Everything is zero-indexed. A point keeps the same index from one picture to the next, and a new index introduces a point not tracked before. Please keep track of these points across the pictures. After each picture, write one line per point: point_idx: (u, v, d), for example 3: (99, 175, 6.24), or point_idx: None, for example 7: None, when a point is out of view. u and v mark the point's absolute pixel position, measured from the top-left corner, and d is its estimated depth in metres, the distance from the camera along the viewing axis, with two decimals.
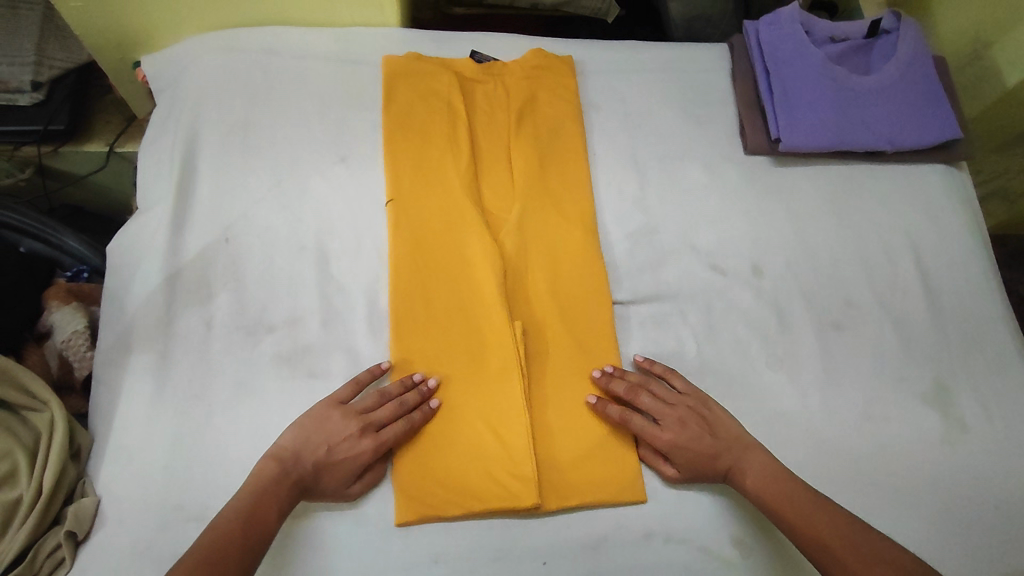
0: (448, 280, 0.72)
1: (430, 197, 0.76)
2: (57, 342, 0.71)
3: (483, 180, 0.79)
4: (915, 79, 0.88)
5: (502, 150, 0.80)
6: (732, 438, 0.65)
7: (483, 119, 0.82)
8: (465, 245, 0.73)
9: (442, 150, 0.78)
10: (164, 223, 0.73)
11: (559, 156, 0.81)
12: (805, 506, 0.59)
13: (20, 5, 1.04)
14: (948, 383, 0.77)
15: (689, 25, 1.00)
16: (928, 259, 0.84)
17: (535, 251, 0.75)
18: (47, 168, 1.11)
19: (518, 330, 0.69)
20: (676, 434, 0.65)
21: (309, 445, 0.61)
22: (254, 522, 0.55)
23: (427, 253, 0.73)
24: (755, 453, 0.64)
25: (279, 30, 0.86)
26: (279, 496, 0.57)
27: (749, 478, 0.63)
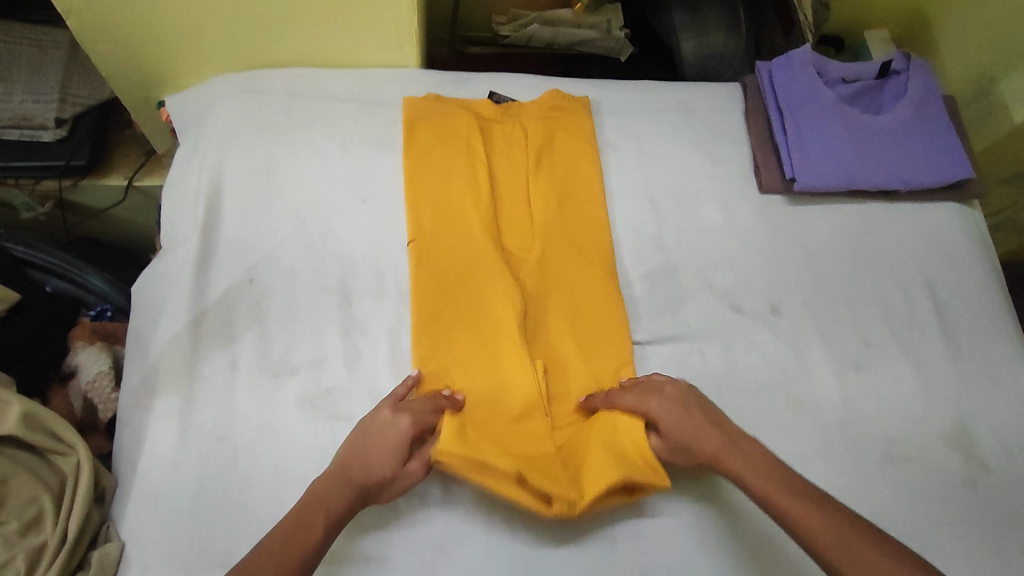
0: (470, 318, 0.73)
1: (451, 235, 0.77)
2: (81, 383, 0.73)
3: (503, 220, 0.80)
4: (926, 118, 0.89)
5: (520, 191, 0.82)
6: (721, 436, 0.62)
7: (501, 161, 0.84)
8: (485, 284, 0.74)
9: (462, 193, 0.79)
10: (189, 264, 0.74)
11: (577, 196, 0.82)
12: (799, 504, 0.55)
13: (48, 43, 1.07)
14: (969, 424, 0.77)
15: (701, 64, 1.02)
16: (944, 298, 0.84)
17: (553, 290, 0.76)
18: (66, 202, 1.12)
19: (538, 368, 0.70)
20: (673, 427, 0.63)
21: (354, 453, 0.60)
22: (296, 545, 0.54)
23: (449, 293, 0.74)
24: (746, 446, 0.61)
25: (301, 71, 0.88)
26: (332, 513, 0.56)
27: (742, 474, 0.59)
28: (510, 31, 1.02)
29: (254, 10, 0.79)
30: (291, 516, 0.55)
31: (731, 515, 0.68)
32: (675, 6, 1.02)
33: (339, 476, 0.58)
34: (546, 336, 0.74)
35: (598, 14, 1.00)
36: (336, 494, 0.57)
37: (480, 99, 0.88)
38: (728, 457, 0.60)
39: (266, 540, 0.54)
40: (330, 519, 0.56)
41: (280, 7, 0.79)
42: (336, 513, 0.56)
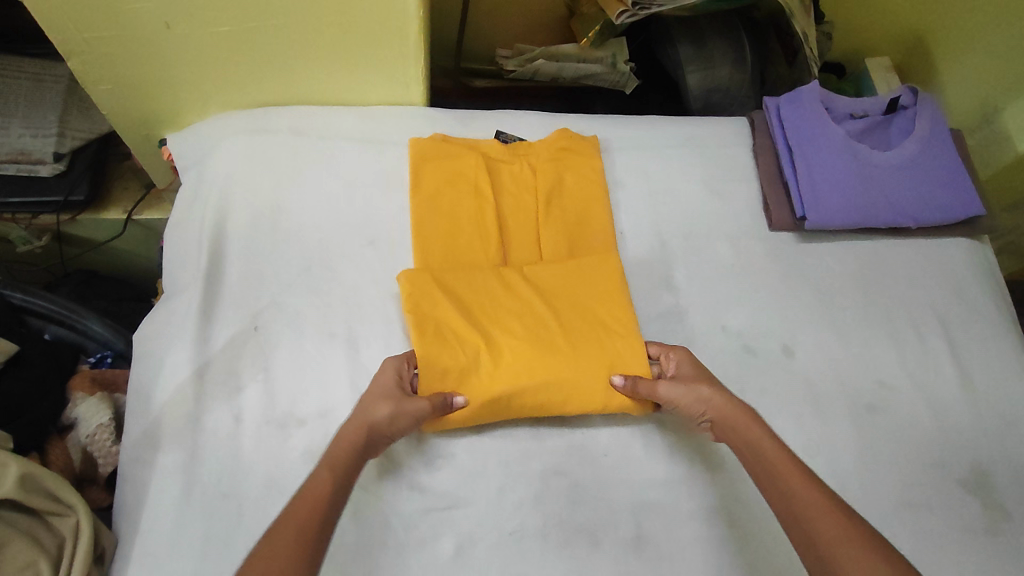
0: (482, 372, 0.70)
1: (452, 247, 0.79)
2: (81, 436, 0.71)
3: (507, 240, 0.81)
4: (935, 154, 0.88)
5: (526, 219, 0.82)
6: (752, 422, 0.62)
7: (510, 210, 0.82)
8: (496, 342, 0.72)
9: (472, 245, 0.79)
10: (193, 312, 0.73)
11: (587, 246, 0.82)
12: (811, 496, 0.54)
13: (46, 77, 1.04)
14: (987, 468, 0.76)
15: (706, 97, 1.01)
16: (958, 336, 0.83)
17: (567, 342, 0.73)
18: (64, 235, 1.10)
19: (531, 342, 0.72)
20: (682, 393, 0.67)
21: (365, 401, 0.63)
22: (308, 493, 0.54)
23: (457, 346, 0.71)
24: (766, 439, 0.60)
25: (305, 108, 0.87)
26: (343, 459, 0.58)
27: (762, 454, 0.59)
28: (515, 65, 1.01)
29: (258, 50, 0.78)
30: (317, 470, 0.56)
31: (745, 567, 0.67)
32: (681, 39, 1.00)
33: (357, 418, 0.61)
34: (561, 391, 0.70)
35: (603, 48, 0.99)
36: (350, 435, 0.60)
37: (489, 139, 0.87)
38: (757, 438, 0.61)
39: (296, 492, 0.54)
40: (335, 467, 0.57)
41: (284, 48, 0.78)
42: (346, 460, 0.58)
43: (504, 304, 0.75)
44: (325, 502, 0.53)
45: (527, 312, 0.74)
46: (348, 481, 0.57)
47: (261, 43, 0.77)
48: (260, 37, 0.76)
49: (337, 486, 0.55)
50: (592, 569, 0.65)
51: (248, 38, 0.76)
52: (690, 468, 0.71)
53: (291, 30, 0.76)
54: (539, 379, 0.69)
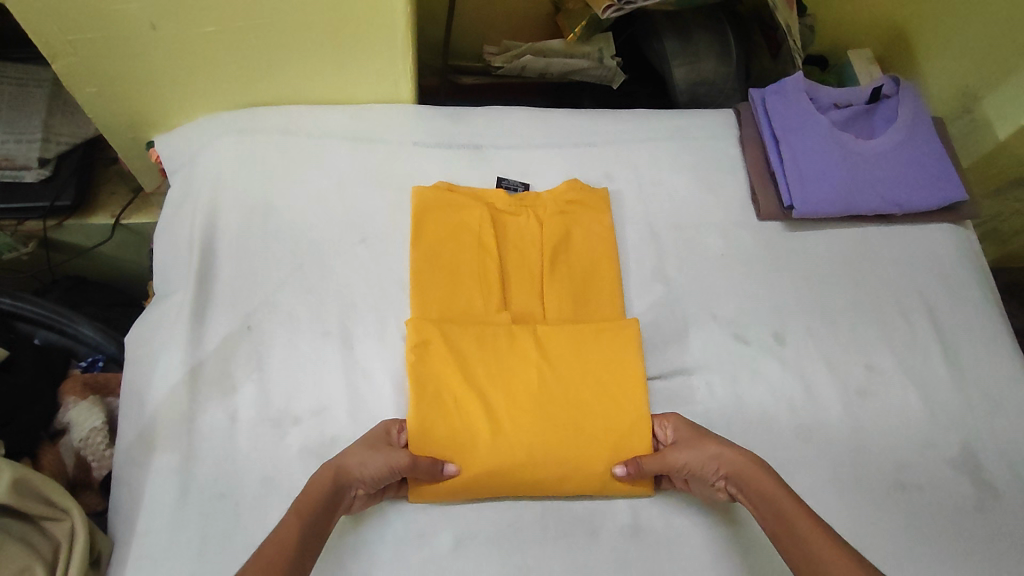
0: (479, 440, 0.67)
1: (452, 295, 0.76)
2: (73, 440, 0.70)
3: (510, 287, 0.78)
4: (918, 141, 0.90)
5: (530, 265, 0.79)
6: (786, 495, 0.60)
7: (515, 265, 0.79)
8: (495, 406, 0.69)
9: (474, 300, 0.76)
10: (185, 313, 0.73)
11: (594, 299, 0.79)
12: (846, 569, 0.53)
13: (29, 81, 1.03)
14: (976, 449, 0.77)
15: (693, 90, 1.02)
16: (945, 320, 0.85)
17: (567, 409, 0.70)
18: (51, 241, 1.09)
19: (531, 409, 0.69)
20: (696, 452, 0.65)
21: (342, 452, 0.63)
22: (277, 543, 0.54)
23: (450, 410, 0.68)
24: (806, 516, 0.58)
25: (294, 108, 0.87)
26: (311, 509, 0.58)
27: (788, 520, 0.58)
28: (503, 62, 1.01)
29: (244, 50, 0.78)
30: (285, 520, 0.56)
31: (741, 554, 0.67)
32: (666, 34, 1.00)
33: (327, 465, 0.61)
34: (559, 457, 0.67)
35: (591, 43, 0.99)
36: (318, 487, 0.59)
37: (491, 187, 0.85)
38: (776, 500, 0.60)
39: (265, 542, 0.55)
40: (302, 517, 0.57)
41: (271, 48, 0.78)
42: (314, 508, 0.58)
43: (505, 361, 0.71)
44: (289, 557, 0.54)
45: (534, 377, 0.71)
46: (313, 529, 0.57)
47: (248, 43, 0.77)
48: (246, 36, 0.76)
49: (305, 540, 0.56)
50: (589, 556, 0.66)
51: (235, 39, 0.76)
52: None
53: (278, 28, 0.75)
54: (535, 452, 0.67)
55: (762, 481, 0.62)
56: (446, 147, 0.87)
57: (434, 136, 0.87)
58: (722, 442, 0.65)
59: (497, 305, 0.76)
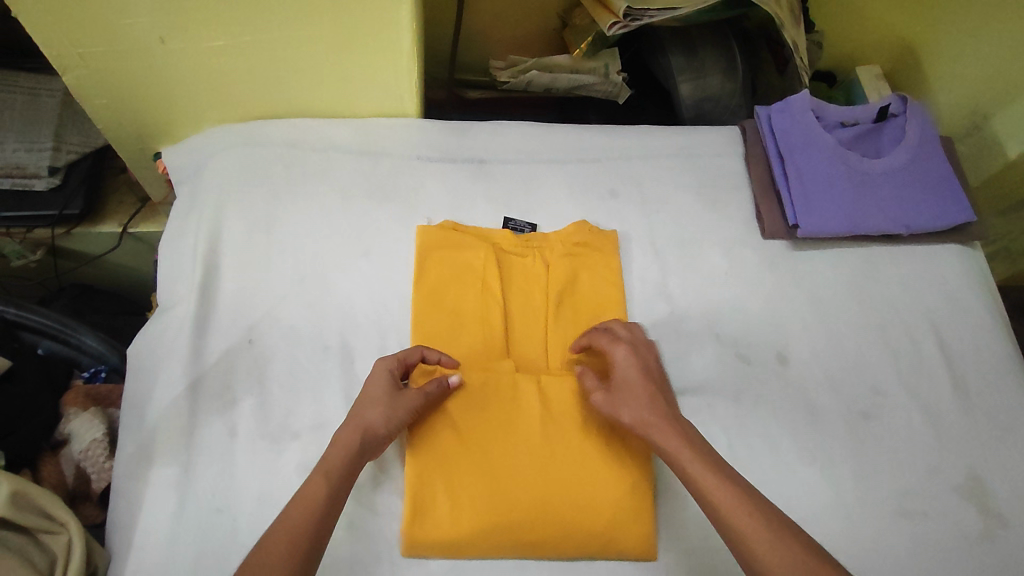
0: (475, 496, 0.67)
1: (454, 341, 0.75)
2: (73, 451, 0.71)
3: (513, 333, 0.77)
4: (926, 161, 0.89)
5: (535, 311, 0.78)
6: (687, 451, 0.61)
7: (518, 311, 0.78)
8: (493, 462, 0.68)
9: (476, 346, 0.75)
10: (187, 326, 0.73)
11: (600, 343, 0.77)
12: (751, 525, 0.55)
13: (42, 91, 1.04)
14: (983, 475, 0.76)
15: (699, 107, 1.02)
16: (952, 343, 0.84)
17: (566, 465, 0.69)
18: (59, 248, 1.10)
19: (530, 464, 0.68)
20: (607, 415, 0.67)
21: (361, 407, 0.65)
22: (303, 499, 0.58)
23: (448, 465, 0.68)
24: (705, 469, 0.59)
25: (299, 121, 0.87)
26: (340, 464, 0.61)
27: (692, 480, 0.59)
28: (509, 76, 1.02)
29: (251, 64, 0.79)
30: (314, 477, 0.59)
31: None
32: (672, 49, 1.00)
33: (349, 424, 0.64)
34: (556, 515, 0.66)
35: (597, 58, 1.00)
36: (344, 446, 0.62)
37: (498, 228, 0.84)
38: (678, 456, 0.61)
39: (292, 501, 0.58)
40: (330, 474, 0.60)
41: (278, 61, 0.79)
42: (342, 464, 0.61)
43: (505, 414, 0.70)
44: (320, 509, 0.57)
45: (532, 428, 0.70)
46: (343, 484, 0.60)
47: (255, 57, 0.78)
48: (253, 50, 0.77)
49: (334, 493, 0.59)
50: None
51: (241, 53, 0.77)
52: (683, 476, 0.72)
53: (283, 42, 0.76)
54: (531, 511, 0.66)
55: (662, 441, 0.62)
56: (450, 161, 0.87)
57: (438, 151, 0.87)
58: (631, 403, 0.66)
59: (500, 353, 0.75)
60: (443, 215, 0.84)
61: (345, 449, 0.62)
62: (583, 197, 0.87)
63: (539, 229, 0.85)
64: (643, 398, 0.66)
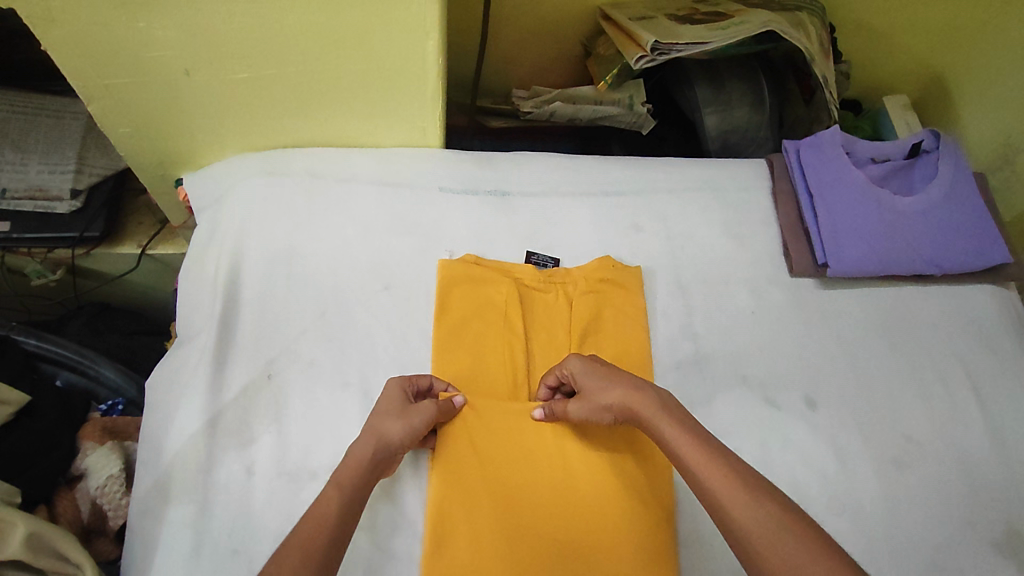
0: (497, 533, 0.65)
1: (475, 377, 0.74)
2: (90, 487, 0.70)
3: (535, 369, 0.75)
4: (960, 199, 0.87)
5: (557, 348, 0.77)
6: (665, 420, 0.61)
7: (540, 347, 0.77)
8: (514, 498, 0.67)
9: (498, 380, 0.74)
10: (206, 359, 0.72)
11: None
12: (727, 489, 0.54)
13: (66, 113, 1.04)
14: (1021, 529, 0.73)
15: (724, 138, 1.00)
16: (987, 389, 0.81)
17: (588, 502, 0.67)
18: (80, 269, 1.10)
19: (552, 501, 0.67)
20: (587, 410, 0.66)
21: (375, 417, 0.64)
22: (316, 510, 0.56)
23: (469, 499, 0.66)
24: (673, 427, 0.60)
25: (322, 151, 0.86)
26: (353, 477, 0.59)
27: (669, 447, 0.59)
28: (533, 106, 1.00)
29: (276, 95, 0.78)
30: (326, 489, 0.58)
31: None
32: (699, 82, 0.99)
33: (366, 435, 0.62)
34: (578, 553, 0.65)
35: (621, 89, 0.99)
36: (359, 457, 0.61)
37: (521, 262, 0.82)
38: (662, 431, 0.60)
39: (307, 511, 0.57)
40: (343, 486, 0.59)
41: (303, 93, 0.78)
42: (356, 479, 0.60)
43: (527, 448, 0.69)
44: (333, 525, 0.56)
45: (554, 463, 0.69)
46: (354, 494, 0.59)
47: (281, 89, 0.77)
48: (279, 83, 0.76)
49: (346, 509, 0.57)
50: None
51: (267, 84, 0.76)
52: (710, 527, 0.70)
53: (309, 74, 0.75)
54: (552, 548, 0.65)
55: (643, 409, 0.62)
56: (473, 193, 0.86)
57: (461, 182, 0.87)
58: (602, 388, 0.65)
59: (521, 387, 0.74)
60: (465, 248, 0.83)
61: (358, 458, 0.61)
62: (607, 232, 0.86)
63: (562, 264, 0.84)
64: (609, 381, 0.66)
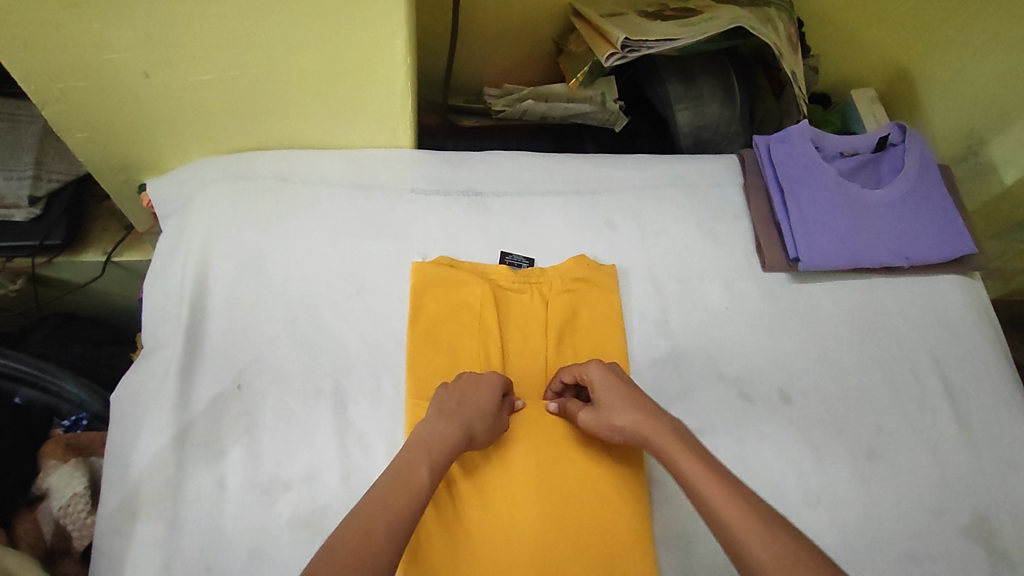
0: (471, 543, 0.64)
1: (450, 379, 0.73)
2: (53, 507, 0.68)
3: (512, 370, 0.75)
4: (926, 191, 0.88)
5: (533, 347, 0.76)
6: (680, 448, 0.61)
7: (517, 348, 0.76)
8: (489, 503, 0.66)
9: None
10: (173, 370, 0.70)
11: None
12: (738, 517, 0.54)
13: (21, 117, 1.00)
14: (989, 514, 0.75)
15: (696, 135, 1.01)
16: (953, 375, 0.83)
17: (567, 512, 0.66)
18: (41, 277, 1.06)
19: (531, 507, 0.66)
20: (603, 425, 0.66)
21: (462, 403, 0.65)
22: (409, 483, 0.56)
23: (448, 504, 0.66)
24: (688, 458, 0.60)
25: (289, 154, 0.84)
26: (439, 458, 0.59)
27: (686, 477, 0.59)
28: (505, 105, 1.00)
29: (240, 97, 0.76)
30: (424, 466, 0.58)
31: None
32: (670, 78, 0.99)
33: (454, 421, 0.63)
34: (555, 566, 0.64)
35: (593, 87, 0.98)
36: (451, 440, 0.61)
37: (495, 263, 0.82)
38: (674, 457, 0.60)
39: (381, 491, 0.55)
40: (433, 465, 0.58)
41: (271, 94, 0.76)
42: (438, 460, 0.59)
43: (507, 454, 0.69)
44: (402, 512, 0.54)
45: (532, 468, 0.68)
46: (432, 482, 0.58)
47: (249, 90, 0.75)
48: (244, 84, 0.74)
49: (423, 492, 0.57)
50: None
51: (230, 86, 0.74)
52: (687, 522, 0.70)
53: (274, 75, 0.73)
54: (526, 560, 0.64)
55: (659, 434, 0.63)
56: (445, 194, 0.85)
57: (432, 182, 0.85)
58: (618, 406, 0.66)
59: None
60: (439, 251, 0.82)
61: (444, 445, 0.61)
62: (582, 230, 0.86)
63: (537, 263, 0.83)
64: (624, 401, 0.66)
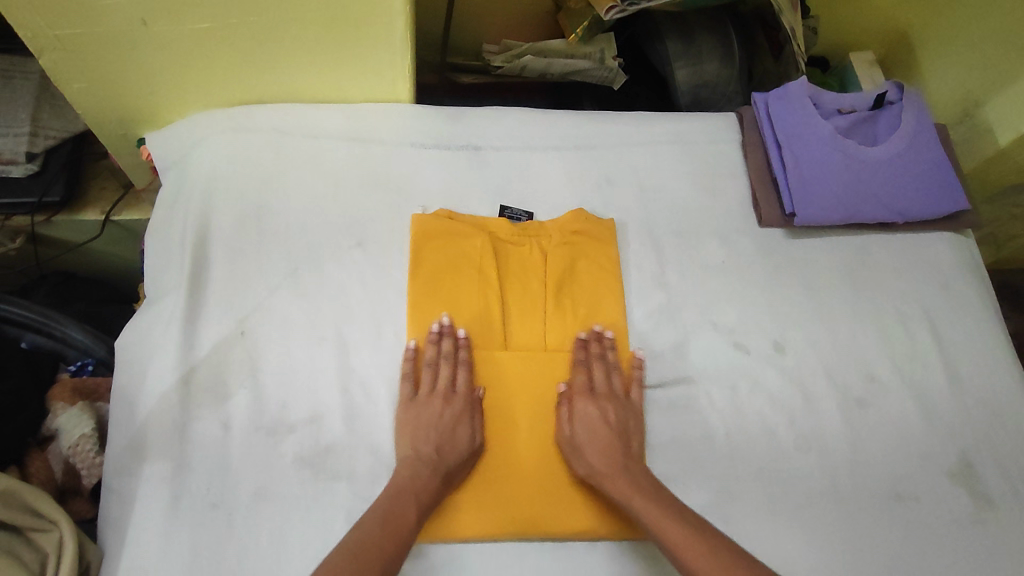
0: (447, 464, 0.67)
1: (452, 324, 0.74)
2: (62, 447, 0.70)
3: (511, 320, 0.76)
4: (921, 148, 0.89)
5: (531, 299, 0.77)
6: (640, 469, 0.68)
7: (516, 299, 0.77)
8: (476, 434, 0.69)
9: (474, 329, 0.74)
10: (176, 317, 0.71)
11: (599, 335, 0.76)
12: (677, 533, 0.60)
13: (15, 74, 0.98)
14: (973, 459, 0.77)
15: (695, 93, 1.00)
16: (943, 328, 0.84)
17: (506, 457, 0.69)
18: (40, 236, 1.06)
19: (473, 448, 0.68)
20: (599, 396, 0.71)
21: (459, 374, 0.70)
22: (396, 526, 0.60)
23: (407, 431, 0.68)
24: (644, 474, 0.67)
25: (288, 107, 0.84)
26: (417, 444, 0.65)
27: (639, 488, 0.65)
28: (503, 61, 1.01)
29: (238, 46, 0.76)
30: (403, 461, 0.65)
31: None
32: (669, 35, 0.99)
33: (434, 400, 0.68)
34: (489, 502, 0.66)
35: (592, 43, 0.98)
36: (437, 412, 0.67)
37: (494, 216, 0.82)
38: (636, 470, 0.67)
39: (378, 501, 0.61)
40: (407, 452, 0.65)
41: (270, 44, 0.76)
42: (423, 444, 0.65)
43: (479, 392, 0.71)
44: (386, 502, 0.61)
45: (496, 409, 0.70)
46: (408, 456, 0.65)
47: (247, 39, 0.75)
48: (242, 33, 0.74)
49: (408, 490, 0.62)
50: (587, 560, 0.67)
51: (228, 34, 0.74)
52: (681, 465, 0.72)
53: (272, 23, 0.73)
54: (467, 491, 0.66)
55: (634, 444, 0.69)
56: (445, 148, 0.86)
57: (432, 136, 0.86)
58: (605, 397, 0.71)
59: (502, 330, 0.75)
60: (438, 204, 0.82)
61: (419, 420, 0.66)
62: (580, 184, 0.86)
63: (536, 217, 0.84)
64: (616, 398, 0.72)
